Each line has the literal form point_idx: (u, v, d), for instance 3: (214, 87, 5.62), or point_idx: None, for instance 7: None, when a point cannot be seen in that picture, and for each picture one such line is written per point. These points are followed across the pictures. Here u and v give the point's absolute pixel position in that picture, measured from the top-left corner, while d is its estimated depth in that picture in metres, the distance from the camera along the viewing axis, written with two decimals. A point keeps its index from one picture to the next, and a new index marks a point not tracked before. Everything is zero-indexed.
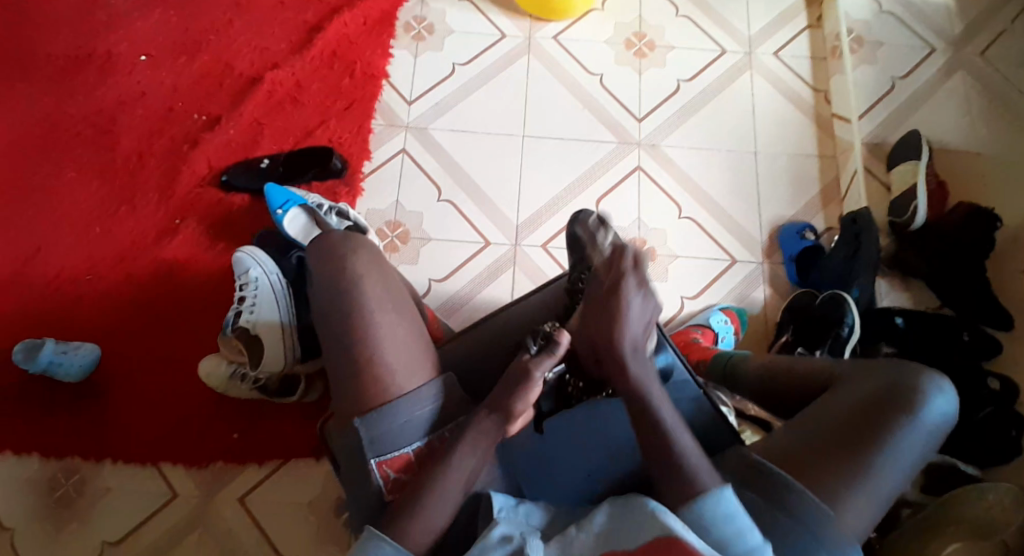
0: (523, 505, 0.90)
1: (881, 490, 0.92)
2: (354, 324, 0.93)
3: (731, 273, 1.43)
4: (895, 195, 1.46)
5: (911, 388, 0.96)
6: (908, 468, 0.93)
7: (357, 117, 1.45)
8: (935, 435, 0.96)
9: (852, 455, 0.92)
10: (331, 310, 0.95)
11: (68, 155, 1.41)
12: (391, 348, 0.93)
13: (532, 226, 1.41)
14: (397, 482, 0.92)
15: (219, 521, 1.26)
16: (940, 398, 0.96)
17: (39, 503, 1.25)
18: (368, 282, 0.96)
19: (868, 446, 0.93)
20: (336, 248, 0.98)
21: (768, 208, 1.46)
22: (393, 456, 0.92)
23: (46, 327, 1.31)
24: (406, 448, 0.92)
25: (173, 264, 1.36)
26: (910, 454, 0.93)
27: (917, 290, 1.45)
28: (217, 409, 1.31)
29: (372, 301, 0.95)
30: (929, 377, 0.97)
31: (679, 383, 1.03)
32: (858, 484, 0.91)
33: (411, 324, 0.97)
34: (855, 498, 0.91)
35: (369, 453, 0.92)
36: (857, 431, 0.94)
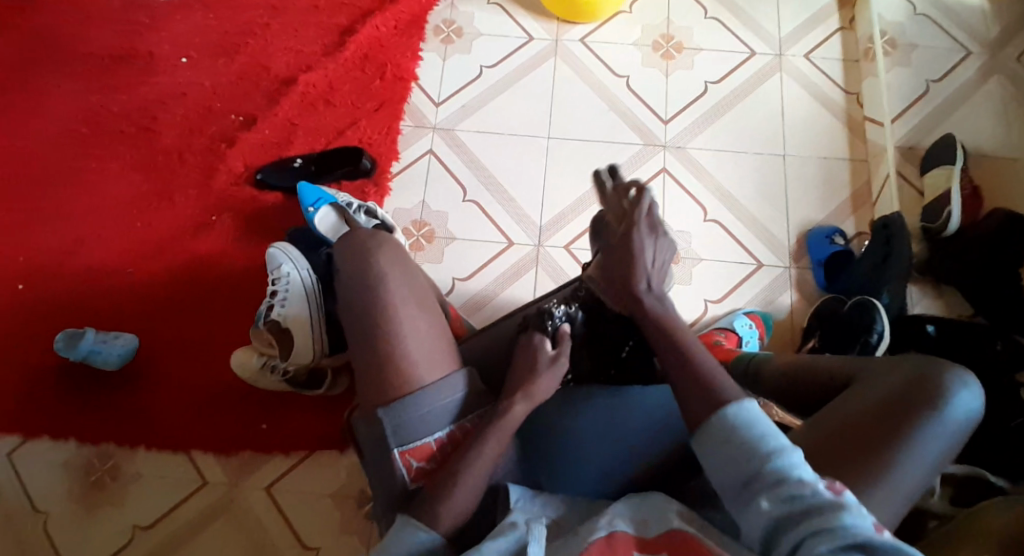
0: (539, 496, 0.91)
1: (904, 485, 0.91)
2: (377, 320, 0.97)
3: (756, 277, 1.42)
4: (928, 201, 1.43)
5: (936, 383, 0.94)
6: (932, 463, 0.92)
7: (386, 118, 1.48)
8: (960, 432, 0.94)
9: (873, 450, 0.91)
10: (357, 306, 0.99)
11: (111, 152, 1.47)
12: (413, 341, 0.97)
13: (556, 226, 1.42)
14: (419, 471, 0.94)
15: (246, 510, 1.30)
16: (966, 393, 0.94)
17: (77, 486, 1.31)
18: (392, 279, 1.00)
19: (890, 441, 0.92)
20: (361, 247, 1.02)
21: (797, 211, 1.45)
22: (415, 446, 0.94)
23: (87, 317, 1.37)
24: (429, 437, 0.95)
25: (207, 259, 1.40)
26: (934, 450, 0.92)
27: (950, 298, 1.43)
28: (247, 400, 1.35)
29: (396, 298, 0.98)
30: (954, 373, 0.96)
31: None
32: (881, 477, 0.90)
33: (434, 320, 1.00)
34: (877, 492, 0.89)
35: (392, 442, 0.94)
36: (879, 425, 0.93)
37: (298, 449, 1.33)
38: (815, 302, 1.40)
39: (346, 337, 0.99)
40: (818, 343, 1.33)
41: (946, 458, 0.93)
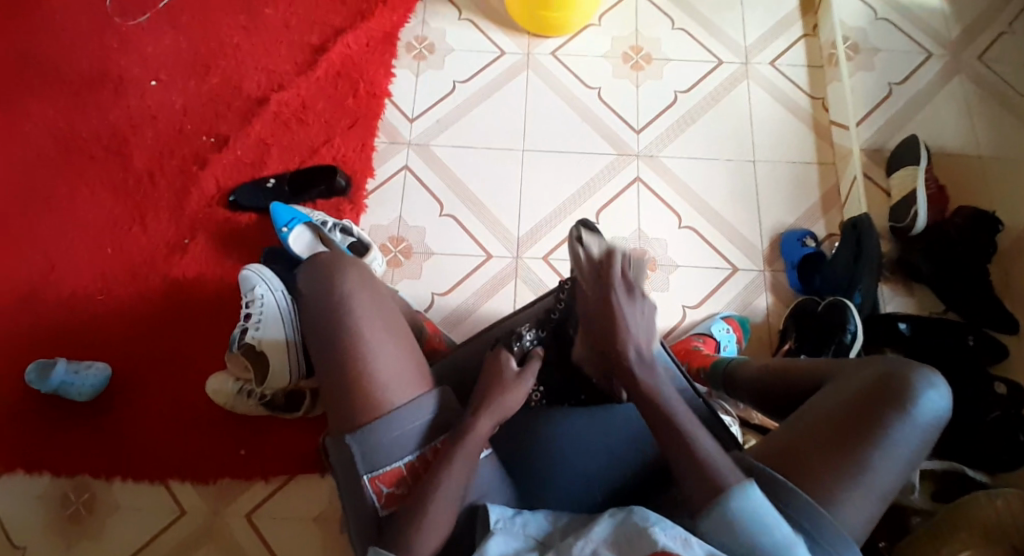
0: (520, 515, 0.88)
1: (875, 487, 0.91)
2: (347, 344, 0.95)
3: (732, 281, 1.43)
4: (895, 200, 1.46)
5: (903, 384, 0.94)
6: (902, 465, 0.92)
7: (360, 135, 1.48)
8: (929, 431, 0.94)
9: (842, 454, 0.92)
10: (326, 330, 0.97)
11: (80, 177, 1.45)
12: (382, 362, 0.95)
13: (533, 238, 1.42)
14: (390, 495, 0.92)
15: (226, 538, 1.28)
16: (933, 392, 0.94)
17: (52, 521, 1.27)
18: (360, 300, 0.98)
19: (859, 445, 0.92)
20: (327, 267, 1.00)
21: (769, 216, 1.47)
22: (386, 471, 0.92)
23: (60, 345, 1.34)
24: (399, 462, 0.93)
25: (183, 283, 1.38)
26: (904, 451, 0.92)
27: (922, 296, 1.45)
28: (226, 424, 1.33)
29: (363, 320, 0.97)
30: (920, 373, 0.95)
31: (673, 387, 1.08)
32: (852, 482, 0.90)
33: (403, 341, 0.99)
34: (849, 497, 0.90)
35: (360, 467, 0.92)
36: (848, 429, 0.93)
37: (277, 474, 1.31)
38: (790, 305, 1.42)
39: (322, 359, 0.96)
40: (794, 345, 1.34)
41: (916, 459, 0.93)
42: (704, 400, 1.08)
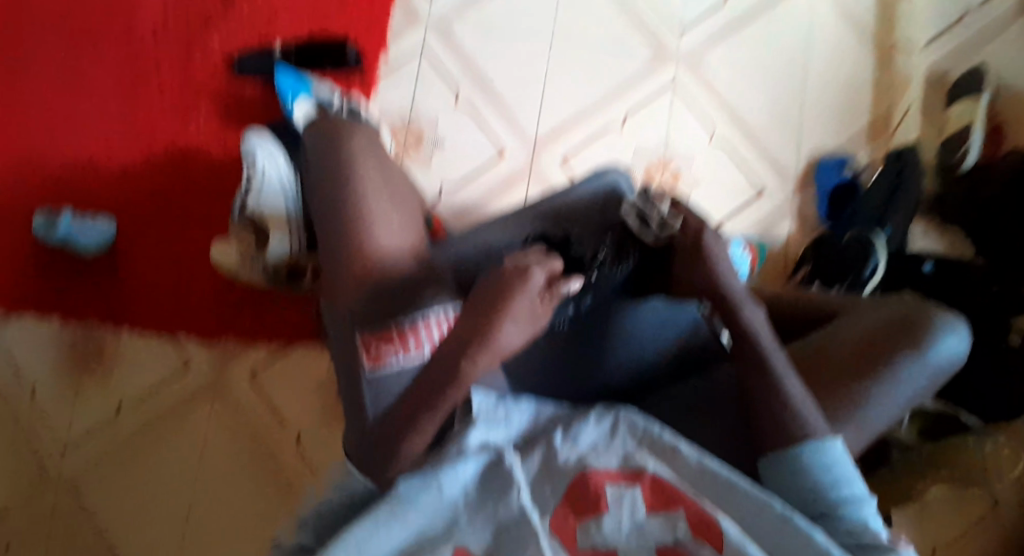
0: (503, 406, 0.90)
1: (876, 420, 0.99)
2: (347, 215, 0.98)
3: (758, 205, 1.35)
4: (948, 134, 1.33)
5: (923, 325, 1.01)
6: (904, 401, 1.00)
7: (376, 5, 1.37)
8: (939, 370, 1.01)
9: (853, 383, 0.99)
10: (322, 198, 1.01)
11: (77, 20, 1.35)
12: (383, 228, 0.98)
13: (552, 138, 1.35)
14: (380, 358, 0.90)
15: (228, 394, 1.28)
16: (951, 338, 1.01)
17: (53, 368, 1.27)
18: (363, 169, 1.02)
19: (871, 375, 0.99)
20: (333, 130, 1.06)
21: (810, 137, 1.37)
22: (381, 333, 0.91)
23: (53, 199, 1.31)
24: (395, 325, 0.91)
25: (185, 149, 1.34)
26: (911, 386, 0.99)
27: (953, 236, 1.34)
28: (223, 294, 1.31)
29: (367, 186, 1.01)
30: (944, 318, 1.02)
31: (678, 307, 1.08)
32: (858, 414, 0.97)
33: (405, 218, 1.03)
34: (857, 422, 0.98)
35: (356, 327, 0.93)
36: (865, 364, 1.00)
37: (276, 343, 1.31)
38: (813, 233, 1.34)
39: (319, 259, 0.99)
40: (809, 273, 1.28)
41: (917, 396, 1.00)
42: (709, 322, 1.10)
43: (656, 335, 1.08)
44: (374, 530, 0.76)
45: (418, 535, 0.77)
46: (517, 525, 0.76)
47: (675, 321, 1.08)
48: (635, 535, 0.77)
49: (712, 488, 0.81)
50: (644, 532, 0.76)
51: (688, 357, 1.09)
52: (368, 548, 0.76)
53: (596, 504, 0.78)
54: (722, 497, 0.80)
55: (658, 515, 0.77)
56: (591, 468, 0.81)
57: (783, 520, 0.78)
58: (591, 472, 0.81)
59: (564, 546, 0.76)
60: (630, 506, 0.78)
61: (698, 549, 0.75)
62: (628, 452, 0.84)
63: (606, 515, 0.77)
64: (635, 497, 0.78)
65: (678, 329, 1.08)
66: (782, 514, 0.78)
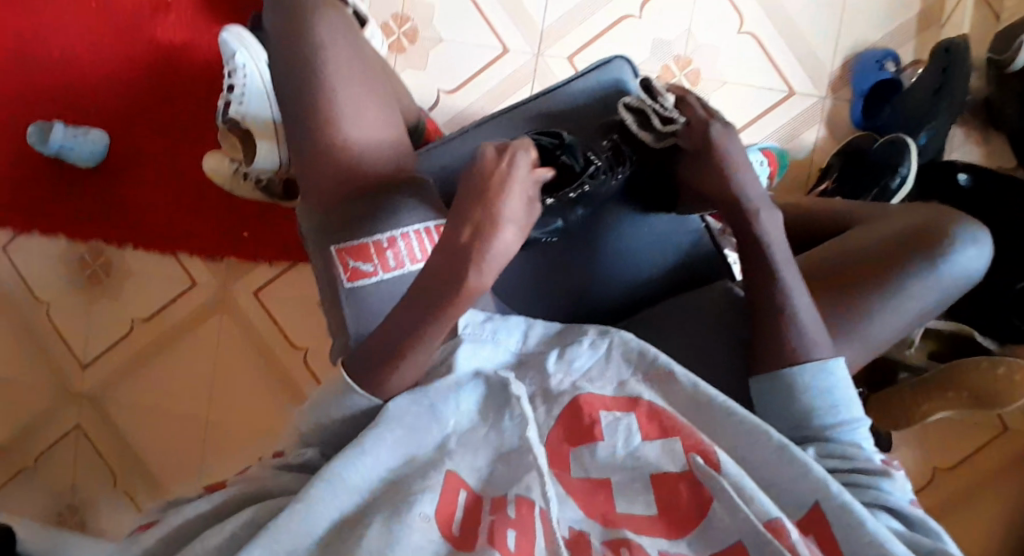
0: (491, 322, 0.84)
1: (883, 329, 0.96)
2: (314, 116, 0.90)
3: (787, 106, 1.23)
4: (1004, 24, 1.19)
5: (943, 231, 0.99)
6: (915, 315, 0.97)
7: None
8: (954, 286, 0.98)
9: (864, 292, 0.96)
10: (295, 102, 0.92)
11: None
12: (354, 122, 0.90)
13: (560, 32, 1.23)
14: (355, 269, 0.86)
15: (237, 309, 1.33)
16: (969, 249, 0.98)
17: (72, 279, 1.32)
18: (335, 63, 0.91)
19: (882, 283, 0.97)
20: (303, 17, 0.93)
21: (850, 28, 1.22)
22: (355, 246, 0.87)
23: (46, 105, 1.28)
24: (371, 238, 0.87)
25: (172, 50, 1.27)
26: (922, 302, 0.97)
27: (996, 145, 1.25)
28: (227, 208, 1.30)
29: (332, 76, 0.91)
30: (965, 227, 0.99)
31: (678, 219, 1.06)
32: (862, 319, 0.95)
33: (385, 115, 0.94)
34: (862, 330, 0.95)
35: (330, 242, 0.89)
36: (877, 271, 0.97)
37: (282, 259, 1.32)
38: (844, 143, 1.23)
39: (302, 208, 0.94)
40: (833, 185, 1.19)
41: (926, 314, 0.98)
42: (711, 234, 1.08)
43: (658, 251, 1.06)
44: (357, 460, 0.73)
45: (407, 460, 0.74)
46: (512, 455, 0.72)
47: (675, 234, 1.06)
48: (630, 459, 0.73)
49: (707, 419, 0.77)
50: (640, 458, 0.72)
51: (690, 268, 1.07)
52: (351, 475, 0.72)
53: (590, 432, 0.74)
54: (718, 433, 0.77)
55: (655, 441, 0.73)
56: (585, 392, 0.76)
57: (778, 448, 0.75)
58: (585, 396, 0.76)
59: (557, 472, 0.74)
60: (625, 432, 0.73)
61: (698, 476, 0.70)
62: (623, 381, 0.79)
63: (600, 444, 0.73)
64: (631, 424, 0.74)
65: (679, 240, 1.06)
66: (779, 442, 0.75)
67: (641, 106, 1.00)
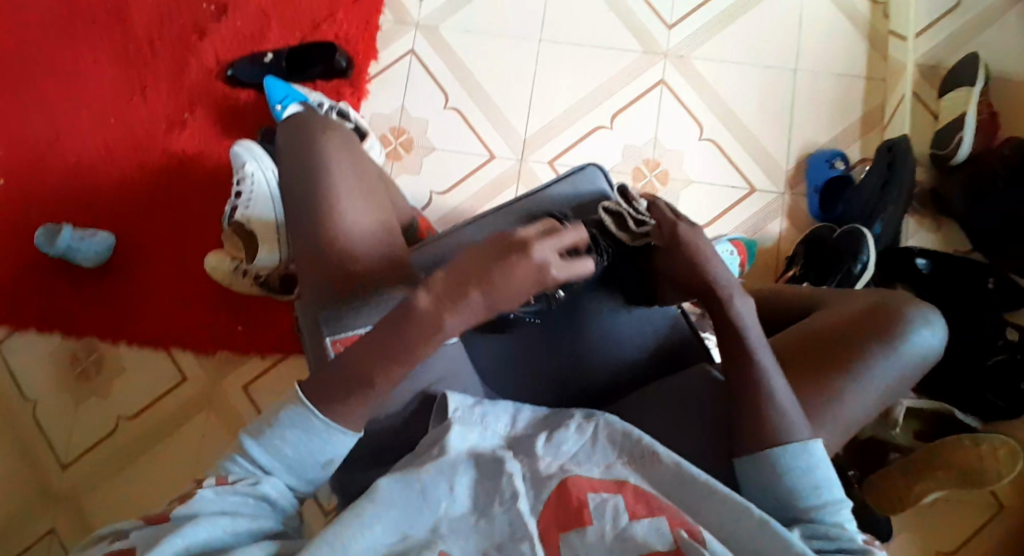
0: (480, 407, 0.88)
1: (852, 411, 0.92)
2: (315, 208, 0.95)
3: (748, 202, 1.33)
4: (942, 125, 1.31)
5: (898, 312, 0.96)
6: (883, 391, 0.94)
7: (366, 11, 1.38)
8: (916, 365, 0.95)
9: (826, 375, 0.93)
10: (297, 188, 0.97)
11: (84, 40, 1.40)
12: (353, 229, 0.94)
13: (541, 140, 1.35)
14: None
15: (225, 405, 1.33)
16: (926, 331, 0.95)
17: (62, 378, 1.33)
18: (336, 166, 0.97)
19: (847, 364, 0.93)
20: (308, 130, 1.00)
21: (800, 133, 1.35)
22: (346, 336, 0.92)
23: (57, 212, 1.35)
24: (361, 329, 0.92)
25: (182, 158, 1.36)
26: (886, 381, 0.93)
27: (948, 232, 1.33)
28: (223, 303, 1.35)
29: (336, 183, 0.96)
30: (919, 310, 0.96)
31: (651, 309, 1.04)
32: (830, 403, 0.92)
33: (379, 214, 0.98)
34: (831, 415, 0.92)
35: (326, 331, 0.92)
36: (837, 353, 0.94)
37: (272, 353, 1.34)
38: (805, 232, 1.32)
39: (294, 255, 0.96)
40: (799, 272, 1.26)
41: (892, 392, 0.95)
42: (685, 316, 1.06)
43: (630, 339, 1.04)
44: (361, 532, 0.74)
45: (402, 538, 0.75)
46: (507, 542, 0.74)
47: (649, 322, 1.04)
48: (618, 542, 0.74)
49: (693, 496, 0.80)
50: (629, 536, 0.74)
51: (668, 354, 1.04)
52: (354, 544, 0.73)
53: (579, 516, 0.76)
54: (697, 510, 0.79)
55: (643, 519, 0.75)
56: (572, 474, 0.80)
57: (760, 525, 0.77)
58: (573, 478, 0.79)
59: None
60: (613, 512, 0.76)
61: (685, 551, 0.73)
62: (609, 464, 0.82)
63: (589, 528, 0.75)
64: (618, 503, 0.77)
65: (654, 328, 1.04)
66: (760, 516, 0.77)
67: (617, 209, 1.01)
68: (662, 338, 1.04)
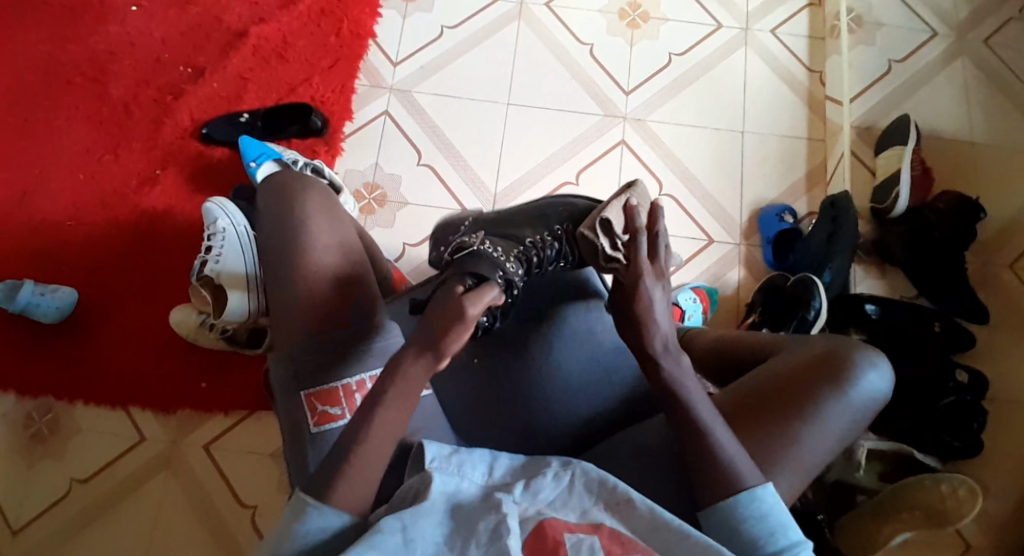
0: (457, 455, 0.80)
1: (806, 462, 0.87)
2: (295, 263, 0.88)
3: (706, 253, 1.40)
4: (880, 180, 1.41)
5: (845, 360, 0.90)
6: (835, 440, 0.88)
7: (341, 76, 1.44)
8: (864, 412, 0.90)
9: (774, 428, 0.87)
10: (274, 241, 0.89)
11: (59, 101, 1.42)
12: (336, 289, 0.87)
13: (510, 195, 1.40)
14: (325, 414, 0.85)
15: (185, 466, 1.28)
16: (874, 375, 0.90)
17: (15, 439, 1.28)
18: (314, 217, 0.90)
19: (794, 414, 0.88)
20: (287, 182, 0.93)
21: (752, 189, 1.43)
22: (322, 391, 0.86)
23: (20, 268, 1.33)
24: (339, 382, 0.86)
25: (152, 214, 1.36)
26: (837, 428, 0.88)
27: (894, 278, 1.39)
28: (187, 358, 1.32)
29: (316, 239, 0.89)
30: (865, 354, 0.91)
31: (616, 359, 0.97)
32: (782, 457, 0.86)
33: (357, 265, 0.91)
34: (784, 468, 0.86)
35: (298, 386, 0.86)
36: (786, 403, 0.88)
37: (238, 409, 1.30)
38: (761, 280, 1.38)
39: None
40: (759, 318, 1.30)
41: (846, 439, 0.89)
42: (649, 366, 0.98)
43: (594, 388, 0.95)
44: None
45: None
46: None
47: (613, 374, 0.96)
48: None
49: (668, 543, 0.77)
50: None
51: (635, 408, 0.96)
52: None
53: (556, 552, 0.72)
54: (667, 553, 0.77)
55: None
56: (549, 516, 0.76)
57: None
58: (549, 521, 0.75)
59: None
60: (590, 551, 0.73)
61: None
62: (585, 511, 0.78)
63: None
64: (594, 543, 0.74)
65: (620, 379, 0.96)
66: None
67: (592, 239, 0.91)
68: (628, 389, 0.97)
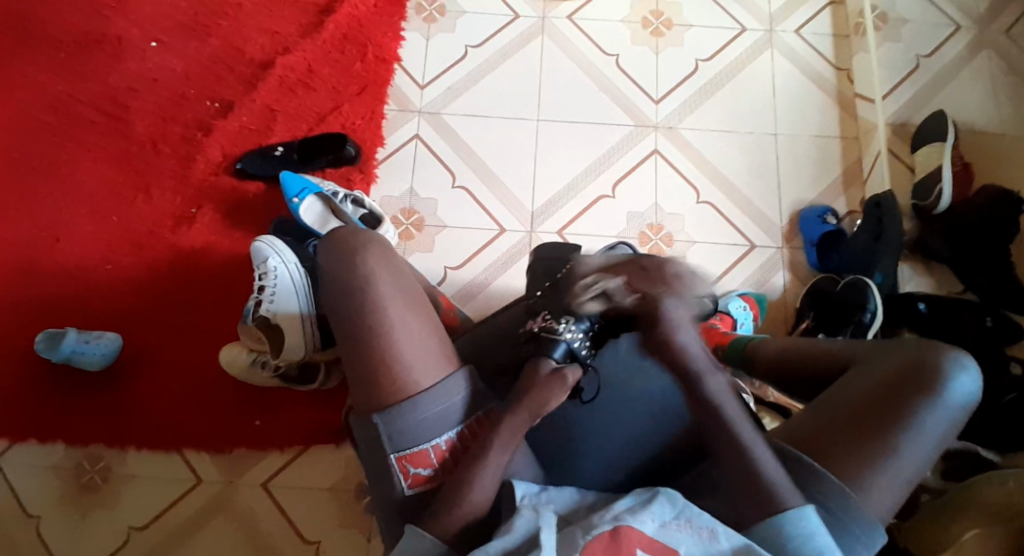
0: (546, 492, 0.83)
1: (903, 472, 0.85)
2: (366, 320, 0.91)
3: (750, 258, 1.39)
4: (919, 176, 1.41)
5: (933, 366, 0.88)
6: (934, 448, 0.86)
7: (369, 102, 1.43)
8: (958, 416, 0.87)
9: (870, 444, 0.85)
10: (343, 300, 0.93)
11: (85, 143, 1.40)
12: (406, 342, 0.91)
13: (547, 212, 1.39)
14: (416, 476, 0.89)
15: (243, 506, 1.25)
16: (963, 378, 0.88)
17: (65, 491, 1.25)
18: (381, 278, 0.93)
19: (889, 426, 0.86)
20: (347, 242, 0.96)
21: (789, 191, 1.43)
22: (411, 453, 0.89)
23: (58, 316, 1.31)
24: (426, 443, 0.89)
25: (191, 252, 1.35)
26: (934, 436, 0.86)
27: (941, 275, 1.40)
28: (235, 398, 1.30)
29: (384, 295, 0.92)
30: (952, 356, 0.89)
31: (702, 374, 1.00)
32: (880, 468, 0.84)
33: (427, 319, 0.94)
34: (878, 482, 0.84)
35: (388, 448, 0.89)
36: (880, 416, 0.86)
37: (293, 445, 1.28)
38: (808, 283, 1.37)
39: (336, 323, 0.94)
40: (812, 323, 1.29)
41: (943, 445, 0.87)
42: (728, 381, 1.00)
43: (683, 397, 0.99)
44: None
45: None
46: None
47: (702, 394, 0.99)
48: None
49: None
50: None
51: None
52: None
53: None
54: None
55: None
56: (625, 524, 0.76)
57: None
58: (625, 530, 0.75)
59: None
60: None
61: None
62: (665, 523, 0.77)
63: None
64: None
65: None
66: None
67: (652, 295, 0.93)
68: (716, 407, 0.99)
